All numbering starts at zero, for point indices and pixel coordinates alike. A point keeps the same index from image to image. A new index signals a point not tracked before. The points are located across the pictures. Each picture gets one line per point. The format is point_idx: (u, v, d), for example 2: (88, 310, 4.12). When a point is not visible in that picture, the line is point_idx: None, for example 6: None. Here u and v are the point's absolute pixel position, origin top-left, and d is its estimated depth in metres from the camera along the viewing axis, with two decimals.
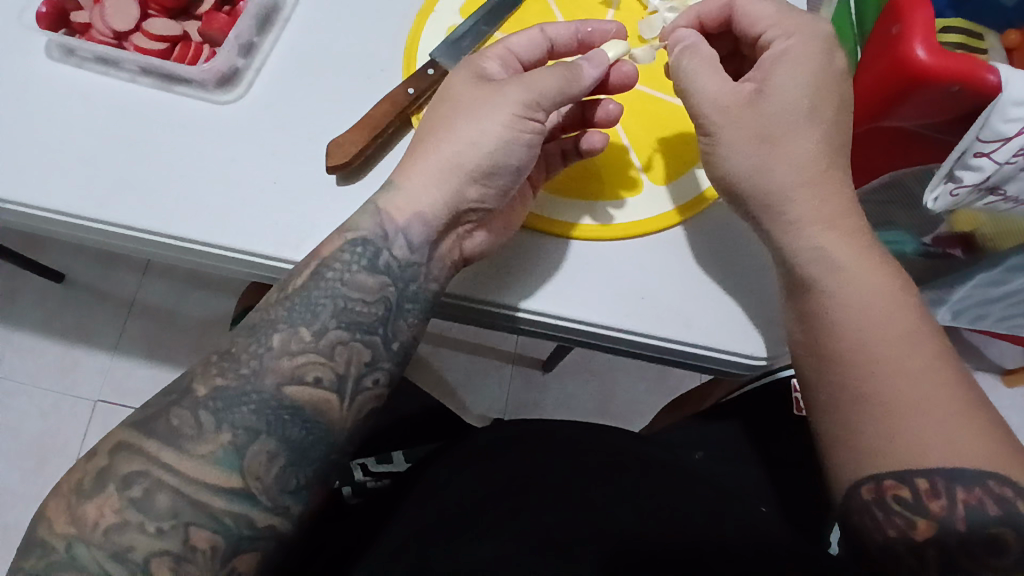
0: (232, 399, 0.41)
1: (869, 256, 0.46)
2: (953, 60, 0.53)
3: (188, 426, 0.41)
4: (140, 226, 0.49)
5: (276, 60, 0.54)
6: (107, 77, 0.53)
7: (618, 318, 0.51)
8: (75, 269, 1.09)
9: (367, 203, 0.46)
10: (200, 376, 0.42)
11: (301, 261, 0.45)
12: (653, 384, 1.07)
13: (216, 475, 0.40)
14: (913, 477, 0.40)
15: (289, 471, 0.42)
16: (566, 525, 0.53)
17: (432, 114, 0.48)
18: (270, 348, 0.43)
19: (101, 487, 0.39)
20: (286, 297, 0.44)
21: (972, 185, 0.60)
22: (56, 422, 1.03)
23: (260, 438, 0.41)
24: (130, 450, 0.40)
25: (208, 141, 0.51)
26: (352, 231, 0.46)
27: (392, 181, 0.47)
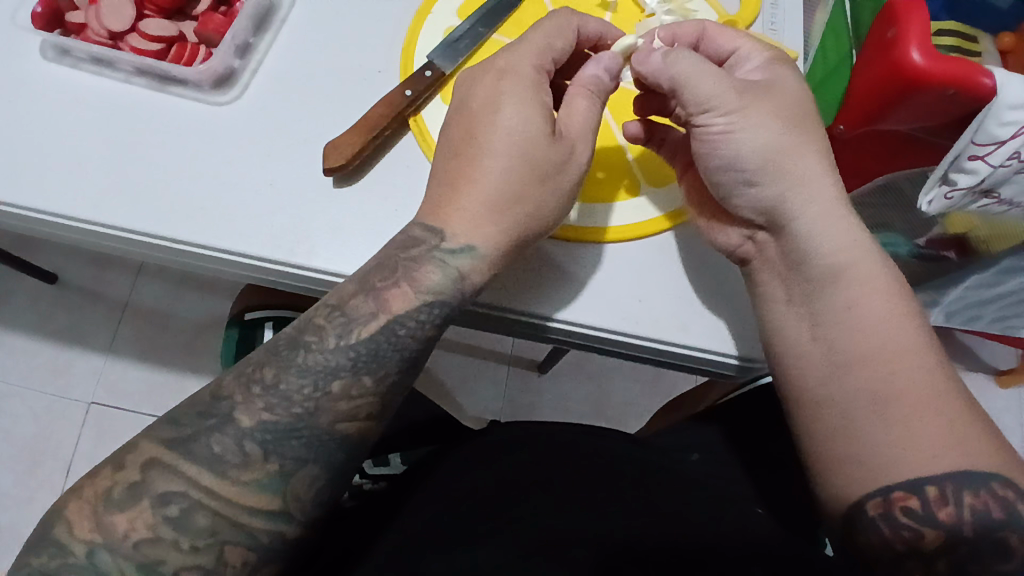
0: (284, 433, 0.41)
1: (871, 269, 0.46)
2: (947, 65, 0.53)
3: (231, 453, 0.40)
4: (135, 229, 0.48)
5: (272, 61, 0.54)
6: (103, 78, 0.52)
7: (631, 325, 0.51)
8: (68, 270, 1.08)
9: (440, 259, 0.44)
10: (243, 405, 0.41)
11: (364, 309, 0.43)
12: (649, 386, 1.08)
13: (260, 499, 0.40)
14: (923, 486, 0.41)
15: (327, 487, 0.43)
16: (583, 528, 0.52)
17: (490, 153, 0.45)
18: (328, 392, 0.42)
19: (134, 499, 0.39)
20: (350, 344, 0.43)
21: (967, 188, 0.61)
22: (49, 425, 1.03)
23: (307, 467, 0.41)
24: (165, 468, 0.40)
25: (206, 143, 0.51)
26: (429, 292, 0.44)
27: (472, 246, 0.44)
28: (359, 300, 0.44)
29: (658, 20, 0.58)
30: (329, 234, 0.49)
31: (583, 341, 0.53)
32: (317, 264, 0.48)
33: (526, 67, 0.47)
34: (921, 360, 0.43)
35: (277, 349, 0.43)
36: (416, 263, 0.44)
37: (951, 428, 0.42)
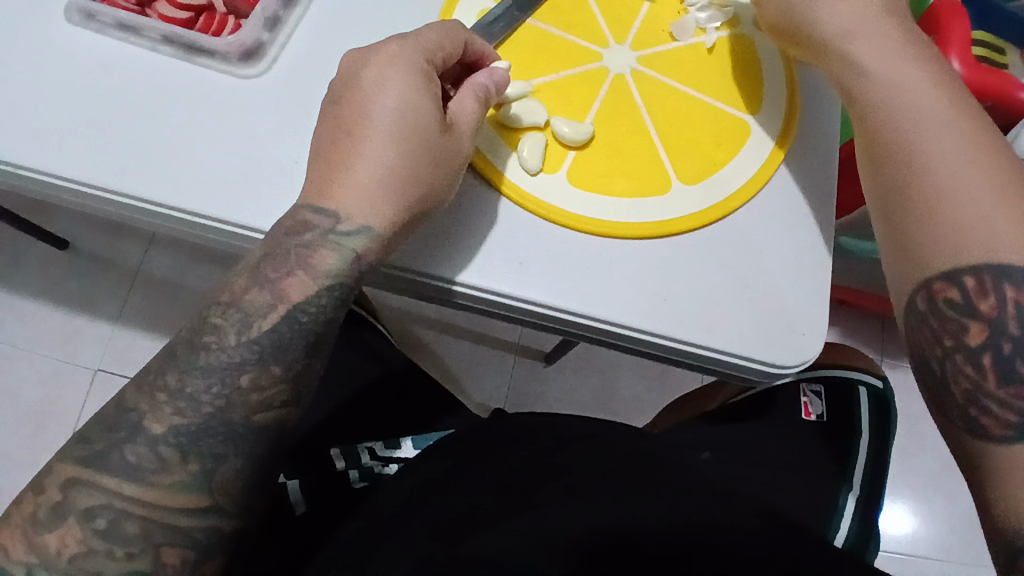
0: (199, 434, 0.40)
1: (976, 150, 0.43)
2: (985, 77, 0.53)
3: (148, 460, 0.39)
4: (156, 202, 0.48)
5: (302, 36, 0.53)
6: (128, 45, 0.52)
7: (642, 319, 0.47)
8: (80, 236, 1.08)
9: (336, 243, 0.43)
10: (151, 412, 0.40)
11: (260, 303, 0.42)
12: (655, 382, 1.07)
13: (183, 498, 0.40)
14: (957, 274, 0.40)
15: (253, 478, 0.42)
16: (561, 522, 0.48)
17: (381, 147, 0.44)
18: (237, 387, 0.41)
19: (60, 519, 0.38)
20: (252, 338, 0.41)
21: None
22: (54, 390, 1.03)
23: (228, 460, 0.41)
24: (84, 486, 0.39)
25: (229, 117, 0.50)
26: (329, 277, 0.43)
27: (369, 226, 0.43)
28: (255, 296, 0.42)
29: (695, 16, 0.55)
30: None
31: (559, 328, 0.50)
32: None
33: (412, 53, 0.46)
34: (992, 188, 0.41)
35: (171, 349, 0.42)
36: (312, 250, 0.43)
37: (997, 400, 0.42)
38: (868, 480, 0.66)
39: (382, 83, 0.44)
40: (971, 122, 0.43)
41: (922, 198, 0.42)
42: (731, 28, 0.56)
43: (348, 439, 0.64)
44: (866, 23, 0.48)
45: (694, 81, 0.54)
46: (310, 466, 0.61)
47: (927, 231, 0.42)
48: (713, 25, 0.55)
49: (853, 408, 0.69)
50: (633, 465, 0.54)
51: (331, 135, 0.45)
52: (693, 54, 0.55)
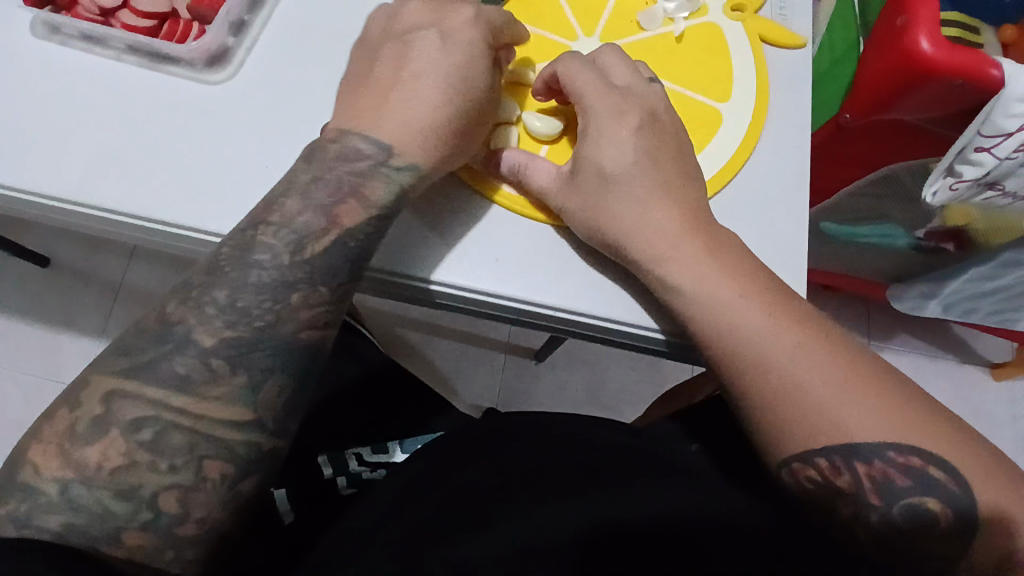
0: (246, 348, 0.40)
1: (755, 317, 0.42)
2: (955, 55, 0.53)
3: (198, 371, 0.39)
4: (125, 211, 0.47)
5: (268, 39, 0.52)
6: (92, 55, 0.51)
7: (620, 310, 0.47)
8: (60, 252, 1.07)
9: (386, 175, 0.43)
10: (200, 326, 0.39)
11: (314, 225, 0.42)
12: (645, 373, 1.07)
13: (230, 412, 0.39)
14: (812, 459, 0.39)
15: (288, 405, 0.41)
16: (550, 526, 0.47)
17: (418, 88, 0.44)
18: (287, 304, 0.41)
19: (101, 431, 0.37)
20: (305, 259, 0.41)
21: (972, 180, 0.60)
22: (38, 407, 1.02)
23: (274, 376, 0.40)
24: (128, 395, 0.38)
25: (197, 123, 0.49)
26: (382, 210, 0.43)
27: (417, 164, 0.44)
28: (308, 217, 0.42)
29: (662, 8, 0.55)
30: None
31: (542, 322, 0.50)
32: None
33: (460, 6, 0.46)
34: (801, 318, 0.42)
35: (189, 287, 0.41)
36: (362, 177, 0.43)
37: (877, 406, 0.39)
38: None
39: (450, 38, 0.45)
40: (760, 290, 0.43)
41: (757, 398, 0.41)
42: (701, 16, 0.55)
43: (335, 445, 0.63)
44: (621, 107, 0.47)
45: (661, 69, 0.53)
46: (297, 474, 0.60)
47: (783, 424, 0.40)
48: (681, 15, 0.55)
49: None
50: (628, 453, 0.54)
51: (386, 73, 0.45)
52: (662, 42, 0.54)
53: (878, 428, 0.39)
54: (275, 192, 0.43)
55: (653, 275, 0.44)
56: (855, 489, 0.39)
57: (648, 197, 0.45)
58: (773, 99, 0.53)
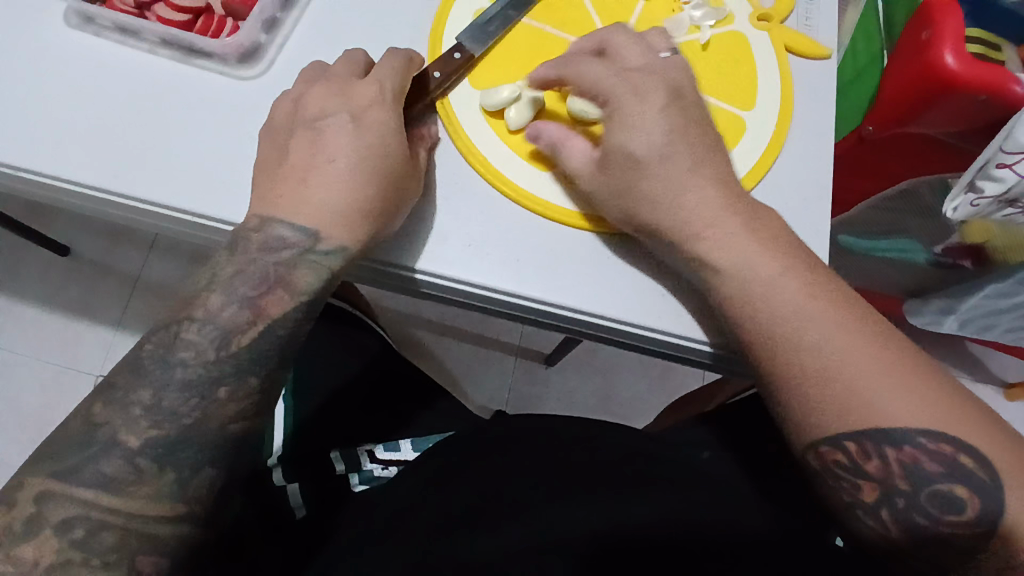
0: (173, 445, 0.41)
1: (794, 295, 0.42)
2: (979, 69, 0.53)
3: (123, 473, 0.40)
4: (152, 201, 0.48)
5: (299, 38, 0.53)
6: (126, 48, 0.52)
7: (645, 318, 0.48)
8: (80, 243, 1.09)
9: (313, 263, 0.44)
10: (126, 426, 0.41)
11: (238, 321, 0.43)
12: (655, 382, 1.07)
13: (158, 508, 0.41)
14: (841, 441, 0.40)
15: (217, 490, 0.43)
16: (551, 526, 0.50)
17: (328, 175, 0.45)
18: (214, 399, 0.42)
19: (34, 531, 0.39)
20: (230, 354, 0.43)
21: (994, 196, 0.58)
22: (53, 395, 1.03)
23: (204, 471, 0.42)
24: (57, 498, 0.39)
25: (225, 116, 0.50)
26: (306, 296, 0.44)
27: (345, 246, 0.44)
28: (232, 313, 0.43)
29: (689, 16, 0.55)
30: None
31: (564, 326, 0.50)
32: None
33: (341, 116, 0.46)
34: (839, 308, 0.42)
35: (140, 358, 0.43)
36: (288, 269, 0.44)
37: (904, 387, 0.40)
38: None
39: (363, 119, 0.46)
40: (796, 268, 0.43)
41: (791, 376, 0.41)
42: (727, 25, 0.55)
43: (347, 442, 0.63)
44: (673, 90, 0.47)
45: None
46: (309, 467, 0.59)
47: (815, 407, 0.41)
48: (707, 22, 0.55)
49: None
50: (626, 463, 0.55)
51: (304, 158, 0.45)
52: (688, 50, 0.54)
53: (909, 414, 0.39)
54: (201, 282, 0.45)
55: (691, 249, 0.45)
56: (884, 477, 0.40)
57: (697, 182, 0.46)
58: (797, 110, 0.53)
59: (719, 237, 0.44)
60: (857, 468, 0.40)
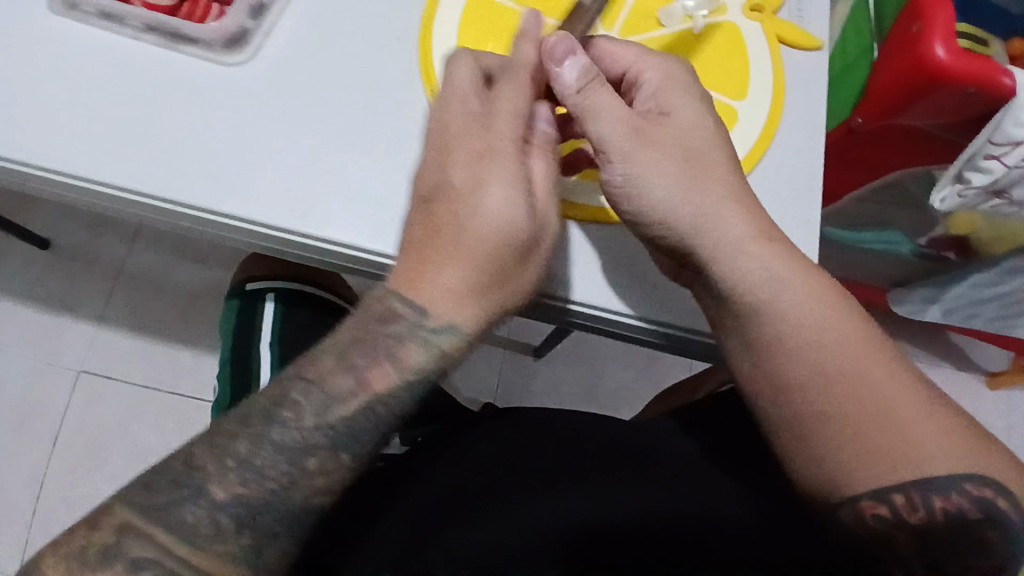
0: (251, 510, 0.39)
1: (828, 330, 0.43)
2: (968, 63, 0.53)
3: (204, 524, 0.38)
4: (137, 190, 0.46)
5: (289, 22, 0.51)
6: (110, 35, 0.50)
7: (632, 306, 0.49)
8: (62, 234, 1.07)
9: (423, 339, 0.41)
10: (216, 477, 0.38)
11: (344, 386, 0.41)
12: (642, 372, 1.08)
13: (229, 570, 0.38)
14: (887, 495, 0.40)
15: (273, 558, 0.39)
16: (540, 516, 0.50)
17: (444, 251, 0.42)
18: (304, 469, 0.40)
19: (107, 562, 0.37)
20: (329, 425, 0.40)
21: (980, 187, 0.60)
22: (36, 388, 1.01)
23: (277, 541, 0.39)
24: (138, 533, 0.37)
25: (213, 103, 0.48)
26: (414, 373, 0.42)
27: (456, 325, 0.42)
28: (339, 377, 0.41)
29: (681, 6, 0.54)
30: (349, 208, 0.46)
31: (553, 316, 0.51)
32: (330, 233, 0.46)
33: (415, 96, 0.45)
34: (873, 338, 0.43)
35: (245, 418, 0.40)
36: (399, 343, 0.41)
37: (942, 427, 0.41)
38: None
39: (469, 182, 0.43)
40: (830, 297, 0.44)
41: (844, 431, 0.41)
42: (719, 16, 0.55)
43: None
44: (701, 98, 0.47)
45: None
46: None
47: (847, 458, 0.41)
48: (700, 12, 0.54)
49: None
50: (625, 451, 0.55)
51: (444, 220, 0.42)
52: (681, 41, 0.54)
53: (948, 460, 0.40)
54: (310, 349, 0.43)
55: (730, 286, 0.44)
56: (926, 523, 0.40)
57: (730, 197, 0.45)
58: (790, 101, 0.53)
59: (764, 269, 0.44)
60: (901, 519, 0.40)
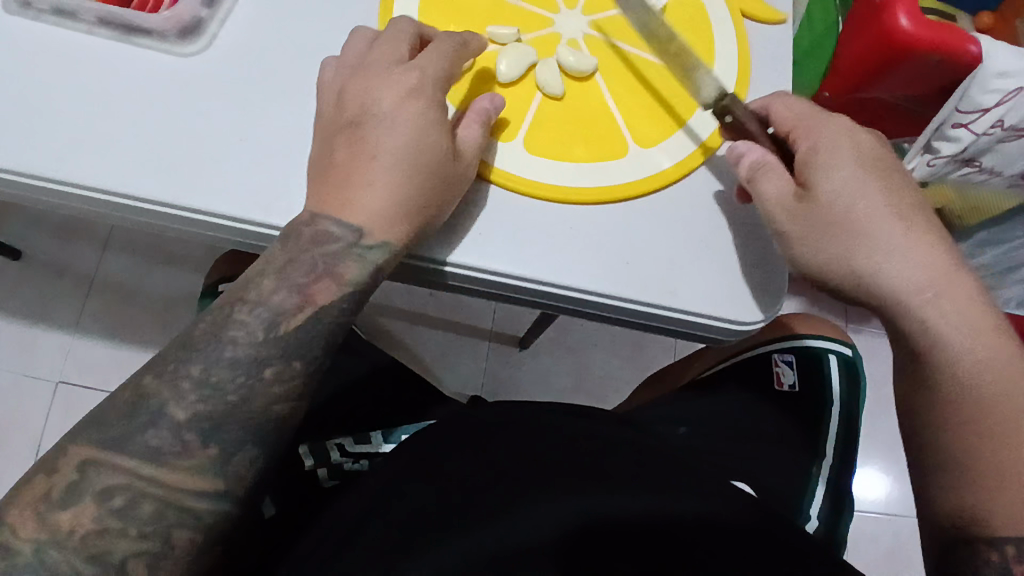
0: (216, 424, 0.39)
1: (968, 323, 0.43)
2: (933, 32, 0.53)
3: (169, 444, 0.38)
4: (92, 187, 0.45)
5: (244, 10, 0.49)
6: (63, 31, 0.47)
7: (634, 292, 0.46)
8: (31, 245, 1.04)
9: (359, 256, 0.43)
10: (174, 400, 0.39)
11: (285, 302, 0.41)
12: (628, 359, 1.08)
13: (204, 482, 0.39)
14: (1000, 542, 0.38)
15: (241, 459, 0.40)
16: (538, 522, 0.47)
17: (377, 167, 0.43)
18: (261, 378, 0.40)
19: (75, 498, 0.37)
20: (279, 336, 0.41)
21: (949, 155, 0.62)
22: (13, 402, 0.99)
23: (244, 451, 0.40)
24: (103, 465, 0.38)
25: (168, 95, 0.46)
26: (351, 285, 0.43)
27: (388, 243, 0.43)
28: (278, 294, 0.41)
29: None
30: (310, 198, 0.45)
31: (537, 299, 0.48)
32: None
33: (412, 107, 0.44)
34: (992, 323, 0.43)
35: (190, 335, 0.41)
36: (337, 260, 0.42)
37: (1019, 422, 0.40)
38: (841, 444, 0.68)
39: (398, 115, 0.44)
40: (949, 301, 0.43)
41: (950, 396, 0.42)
42: None
43: (316, 436, 0.62)
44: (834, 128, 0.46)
45: (640, 43, 0.52)
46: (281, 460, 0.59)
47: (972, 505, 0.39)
48: None
49: (824, 377, 0.70)
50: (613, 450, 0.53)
51: (348, 159, 0.43)
52: None
53: None
54: (253, 269, 0.43)
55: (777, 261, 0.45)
56: None
57: (887, 213, 0.44)
58: (754, 75, 0.53)
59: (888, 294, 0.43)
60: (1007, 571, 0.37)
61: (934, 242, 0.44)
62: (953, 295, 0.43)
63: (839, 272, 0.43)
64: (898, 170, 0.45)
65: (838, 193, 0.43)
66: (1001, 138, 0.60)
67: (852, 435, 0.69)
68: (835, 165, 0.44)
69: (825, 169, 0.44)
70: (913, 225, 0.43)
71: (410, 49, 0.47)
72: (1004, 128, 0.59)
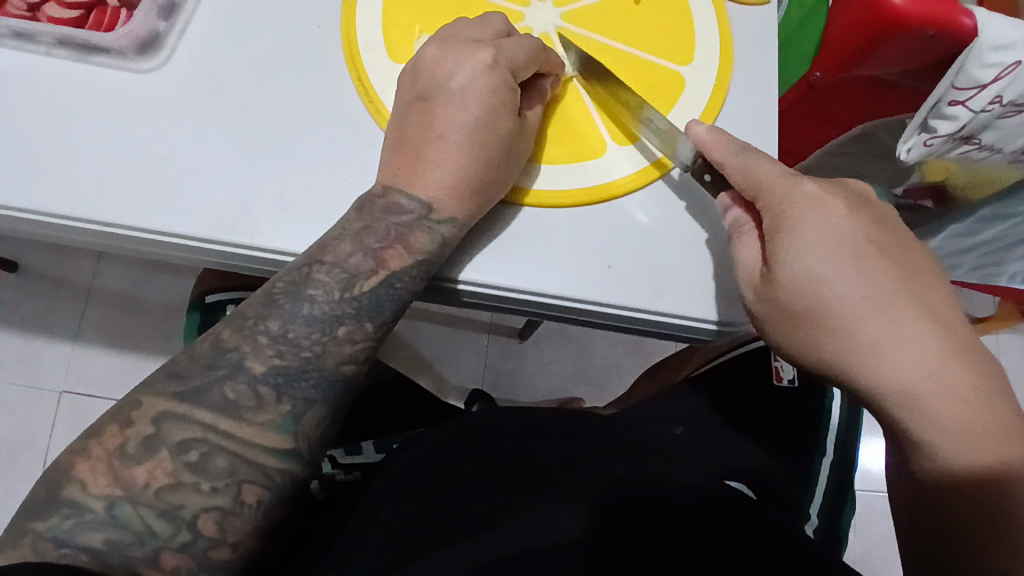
0: (295, 375, 0.40)
1: (962, 411, 0.38)
2: (928, 4, 0.50)
3: (246, 398, 0.40)
4: (65, 217, 0.43)
5: (203, 21, 0.48)
6: (22, 54, 0.46)
7: (617, 297, 0.45)
8: (26, 257, 1.03)
9: (429, 228, 0.43)
10: (252, 353, 0.40)
11: (363, 265, 0.42)
12: (630, 346, 1.07)
13: (273, 439, 0.40)
14: None
15: (316, 422, 0.41)
16: (555, 528, 0.45)
17: (444, 133, 0.43)
18: (335, 337, 0.41)
19: (151, 452, 0.38)
20: (354, 296, 0.42)
21: (947, 134, 0.59)
22: (20, 416, 0.99)
23: (315, 407, 0.41)
24: (178, 418, 0.39)
25: (134, 111, 0.45)
26: (423, 256, 0.43)
27: (455, 218, 0.43)
28: (357, 257, 0.42)
29: None
30: (276, 215, 0.44)
31: (520, 306, 0.47)
32: (264, 242, 0.44)
33: (418, 123, 0.44)
34: (987, 424, 0.38)
35: (270, 291, 0.42)
36: (408, 229, 0.43)
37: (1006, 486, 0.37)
38: (839, 446, 0.67)
39: (470, 91, 0.43)
40: (942, 399, 0.38)
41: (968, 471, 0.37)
42: None
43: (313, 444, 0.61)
44: (816, 210, 0.41)
45: (618, 34, 0.50)
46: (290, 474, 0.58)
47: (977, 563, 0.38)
48: None
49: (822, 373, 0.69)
50: (605, 456, 0.51)
51: (420, 133, 0.44)
52: (619, 5, 0.51)
53: None
54: (329, 232, 0.43)
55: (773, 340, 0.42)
56: None
57: (868, 299, 0.39)
58: (737, 62, 0.51)
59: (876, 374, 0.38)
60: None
61: (920, 325, 0.39)
62: (935, 395, 0.38)
63: (801, 352, 0.41)
64: (879, 247, 0.40)
65: (809, 273, 0.40)
66: (1001, 114, 0.57)
67: (846, 454, 0.67)
68: (795, 242, 0.40)
69: (781, 247, 0.40)
70: (888, 310, 0.39)
71: (486, 22, 0.46)
72: (1003, 104, 0.55)
